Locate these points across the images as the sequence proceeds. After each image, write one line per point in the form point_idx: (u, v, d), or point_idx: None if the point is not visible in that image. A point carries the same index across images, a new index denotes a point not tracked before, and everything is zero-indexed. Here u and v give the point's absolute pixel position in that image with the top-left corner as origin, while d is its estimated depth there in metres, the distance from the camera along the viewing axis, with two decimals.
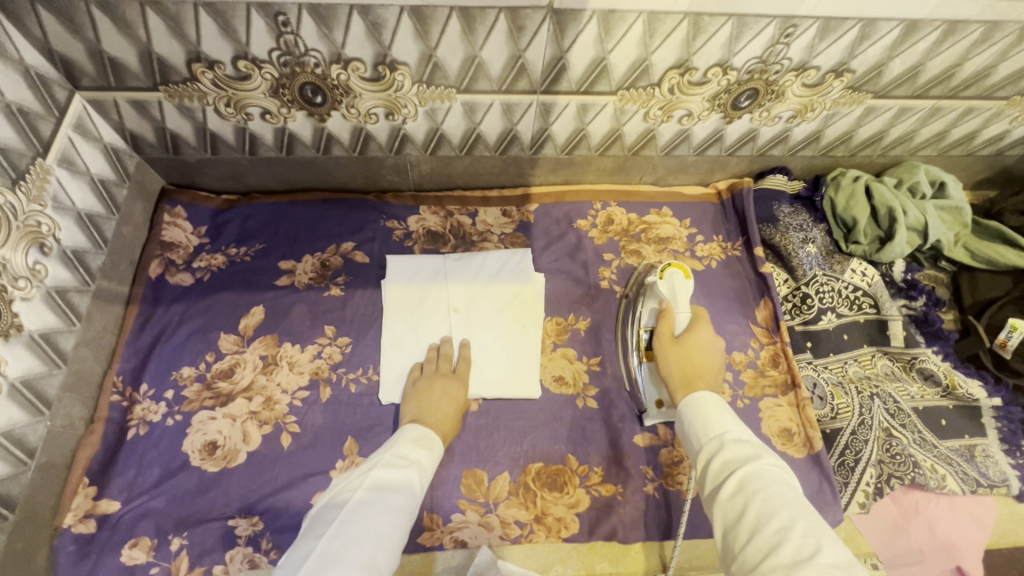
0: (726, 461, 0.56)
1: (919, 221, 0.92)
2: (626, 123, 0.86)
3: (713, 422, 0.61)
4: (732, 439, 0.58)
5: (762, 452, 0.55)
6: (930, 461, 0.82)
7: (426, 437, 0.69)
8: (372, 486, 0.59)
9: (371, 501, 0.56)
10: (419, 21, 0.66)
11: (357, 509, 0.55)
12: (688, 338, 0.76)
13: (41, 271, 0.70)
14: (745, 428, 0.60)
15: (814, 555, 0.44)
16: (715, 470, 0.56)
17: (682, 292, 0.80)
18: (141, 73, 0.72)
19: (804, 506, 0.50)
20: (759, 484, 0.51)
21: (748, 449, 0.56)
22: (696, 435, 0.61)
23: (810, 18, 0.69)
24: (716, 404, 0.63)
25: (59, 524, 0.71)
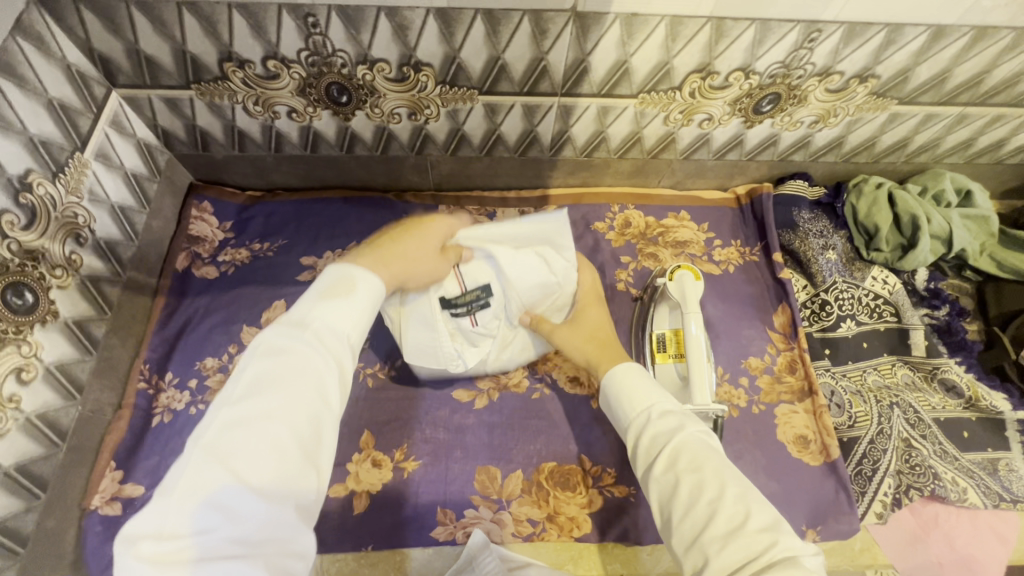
0: (656, 436, 0.60)
1: (944, 229, 0.90)
2: (646, 126, 0.87)
3: (637, 396, 0.65)
4: (661, 411, 0.62)
5: (686, 422, 0.59)
6: (951, 473, 0.80)
7: (337, 286, 0.49)
8: (259, 372, 0.43)
9: (260, 398, 0.41)
10: (445, 23, 0.68)
11: (241, 407, 0.41)
12: (581, 317, 0.81)
13: (76, 261, 0.72)
14: (666, 400, 0.64)
15: (745, 523, 0.48)
16: (646, 446, 0.60)
17: (692, 293, 0.79)
18: (175, 72, 0.74)
19: (729, 469, 0.54)
20: (688, 457, 0.56)
21: (674, 421, 0.60)
22: (627, 409, 0.65)
23: (834, 23, 0.69)
24: (638, 376, 0.67)
25: (86, 506, 0.73)
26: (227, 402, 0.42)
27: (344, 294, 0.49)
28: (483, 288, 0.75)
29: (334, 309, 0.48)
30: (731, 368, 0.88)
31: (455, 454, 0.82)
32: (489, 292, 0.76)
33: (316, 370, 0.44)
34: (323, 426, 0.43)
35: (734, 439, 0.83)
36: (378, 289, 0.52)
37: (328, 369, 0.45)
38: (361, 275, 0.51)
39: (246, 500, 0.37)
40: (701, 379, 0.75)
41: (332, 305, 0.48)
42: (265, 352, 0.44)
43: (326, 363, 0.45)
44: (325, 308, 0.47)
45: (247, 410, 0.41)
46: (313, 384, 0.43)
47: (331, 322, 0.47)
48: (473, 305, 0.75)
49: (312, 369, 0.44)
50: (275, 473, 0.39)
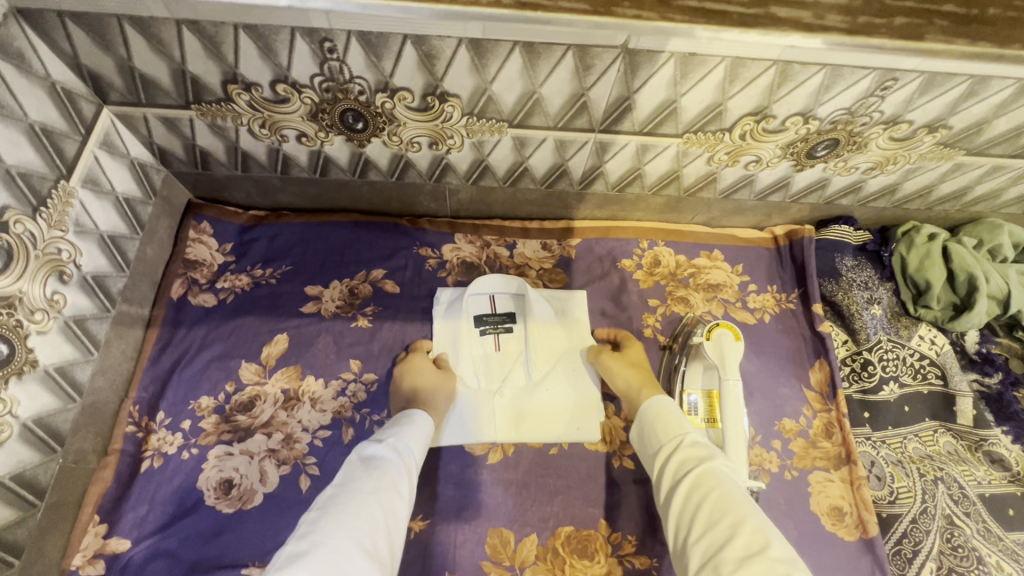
0: (684, 462, 0.58)
1: (1002, 290, 0.84)
2: (687, 165, 0.79)
3: (674, 426, 0.63)
4: (691, 441, 0.61)
5: (717, 454, 0.58)
6: (996, 557, 0.74)
7: (405, 416, 0.71)
8: (355, 477, 0.60)
9: (358, 489, 0.57)
10: (478, 54, 0.60)
11: (347, 496, 0.56)
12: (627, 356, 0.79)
13: (59, 301, 0.66)
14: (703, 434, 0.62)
15: (763, 549, 0.46)
16: (673, 470, 0.59)
17: (731, 353, 0.74)
18: (174, 92, 0.67)
19: (756, 507, 0.51)
20: (716, 482, 0.53)
21: (704, 453, 0.58)
22: (659, 436, 0.64)
23: (914, 72, 0.61)
24: (671, 407, 0.66)
25: (67, 565, 0.67)
26: (330, 497, 0.57)
27: (413, 421, 0.70)
28: (509, 315, 0.86)
29: (404, 433, 0.67)
30: (763, 429, 0.82)
31: (464, 514, 0.76)
32: (513, 319, 0.86)
33: (396, 478, 0.61)
34: (400, 511, 0.58)
35: (766, 510, 0.77)
36: (429, 425, 0.72)
37: (405, 485, 0.61)
38: (418, 411, 0.72)
39: (357, 562, 0.49)
40: (738, 451, 0.69)
41: (408, 429, 0.68)
42: (358, 462, 0.62)
43: (404, 477, 0.61)
44: (403, 428, 0.68)
45: (349, 497, 0.56)
46: (396, 488, 0.59)
47: (408, 442, 0.66)
48: (499, 326, 0.86)
49: (392, 474, 0.61)
50: (372, 547, 0.52)
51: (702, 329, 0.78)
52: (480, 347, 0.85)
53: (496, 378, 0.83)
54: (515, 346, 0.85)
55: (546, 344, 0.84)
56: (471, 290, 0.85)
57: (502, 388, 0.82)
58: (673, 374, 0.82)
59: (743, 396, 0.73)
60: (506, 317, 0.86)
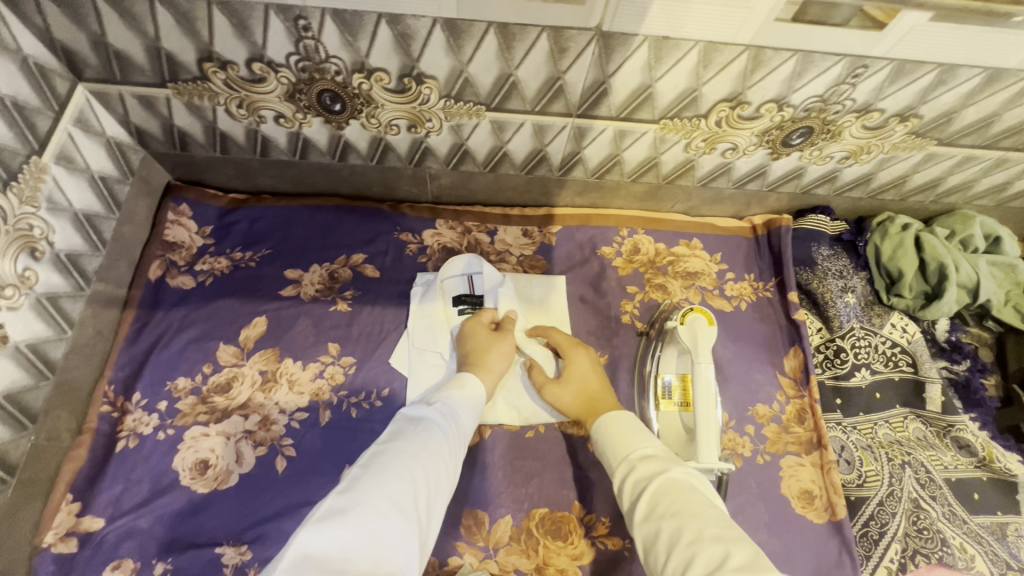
0: (637, 480, 0.59)
1: (972, 279, 0.86)
2: (664, 152, 0.80)
3: (621, 445, 0.65)
4: (642, 456, 0.62)
5: (669, 464, 0.60)
6: (960, 539, 0.76)
7: (458, 381, 0.73)
8: (400, 435, 0.62)
9: (401, 449, 0.59)
10: (453, 34, 0.60)
11: (392, 455, 0.58)
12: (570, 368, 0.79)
13: (30, 278, 0.66)
14: (652, 442, 0.64)
15: (724, 562, 0.46)
16: (629, 492, 0.60)
17: (703, 338, 0.75)
18: (149, 70, 0.67)
19: (714, 514, 0.52)
20: (669, 499, 0.55)
21: (656, 465, 0.60)
22: (611, 453, 0.65)
23: (883, 59, 0.62)
24: (621, 421, 0.68)
25: (39, 543, 0.67)
26: (374, 453, 0.59)
27: (464, 386, 0.72)
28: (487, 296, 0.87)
29: (452, 400, 0.70)
30: (737, 414, 0.83)
31: None
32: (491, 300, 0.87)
33: (441, 444, 0.63)
34: (440, 478, 0.60)
35: (738, 491, 0.78)
36: (480, 394, 0.73)
37: (449, 451, 0.64)
38: (469, 375, 0.74)
39: (392, 521, 0.51)
40: (709, 436, 0.70)
41: (456, 395, 0.70)
42: (404, 422, 0.65)
43: (448, 442, 0.64)
44: (452, 394, 0.71)
45: (391, 454, 0.59)
46: (440, 450, 0.62)
47: (453, 409, 0.68)
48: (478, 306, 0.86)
49: (438, 440, 0.63)
50: (412, 506, 0.54)
51: (677, 315, 0.79)
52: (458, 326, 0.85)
53: None
54: None
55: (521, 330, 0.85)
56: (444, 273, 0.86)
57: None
58: (649, 359, 0.83)
59: (715, 380, 0.73)
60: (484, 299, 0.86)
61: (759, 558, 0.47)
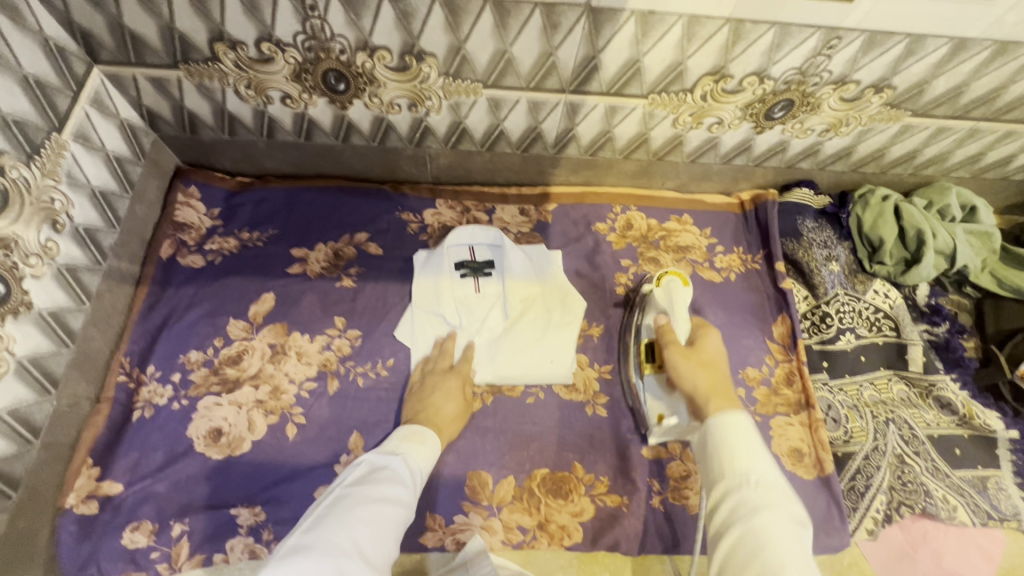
0: (742, 501, 0.52)
1: (949, 245, 0.89)
2: (654, 128, 0.84)
3: (737, 461, 0.55)
4: (756, 486, 0.53)
5: (781, 500, 0.51)
6: (942, 491, 0.80)
7: (416, 433, 0.72)
8: (364, 482, 0.63)
9: (362, 493, 0.60)
10: (451, 11, 0.64)
11: (352, 498, 0.60)
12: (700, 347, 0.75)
13: (52, 249, 0.69)
14: (773, 466, 0.55)
15: None
16: (727, 510, 0.53)
17: (681, 300, 0.81)
18: (162, 51, 0.70)
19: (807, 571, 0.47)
20: (758, 531, 0.49)
21: (770, 497, 0.52)
22: (721, 467, 0.56)
23: (856, 31, 0.66)
24: (750, 435, 0.57)
25: (61, 504, 0.70)
26: (336, 498, 0.60)
27: (423, 439, 0.71)
28: (488, 262, 0.89)
29: (416, 450, 0.69)
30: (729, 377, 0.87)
31: (445, 458, 0.80)
32: (492, 266, 0.89)
33: (399, 488, 0.63)
34: (400, 520, 0.60)
35: None
36: (439, 446, 0.73)
37: (408, 493, 0.64)
38: (431, 431, 0.73)
39: (351, 561, 0.52)
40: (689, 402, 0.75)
41: (417, 447, 0.70)
42: (367, 467, 0.65)
43: (408, 487, 0.64)
44: (413, 442, 0.70)
45: (353, 501, 0.59)
46: (399, 499, 0.62)
47: (420, 460, 0.69)
48: (479, 271, 0.88)
49: (396, 486, 0.63)
50: (368, 551, 0.55)
51: (652, 279, 0.85)
52: (459, 290, 0.87)
53: (474, 315, 0.87)
54: (494, 289, 0.88)
55: (520, 294, 0.88)
56: (448, 242, 0.89)
57: (481, 329, 0.86)
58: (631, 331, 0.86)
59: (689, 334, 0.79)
60: (485, 264, 0.89)
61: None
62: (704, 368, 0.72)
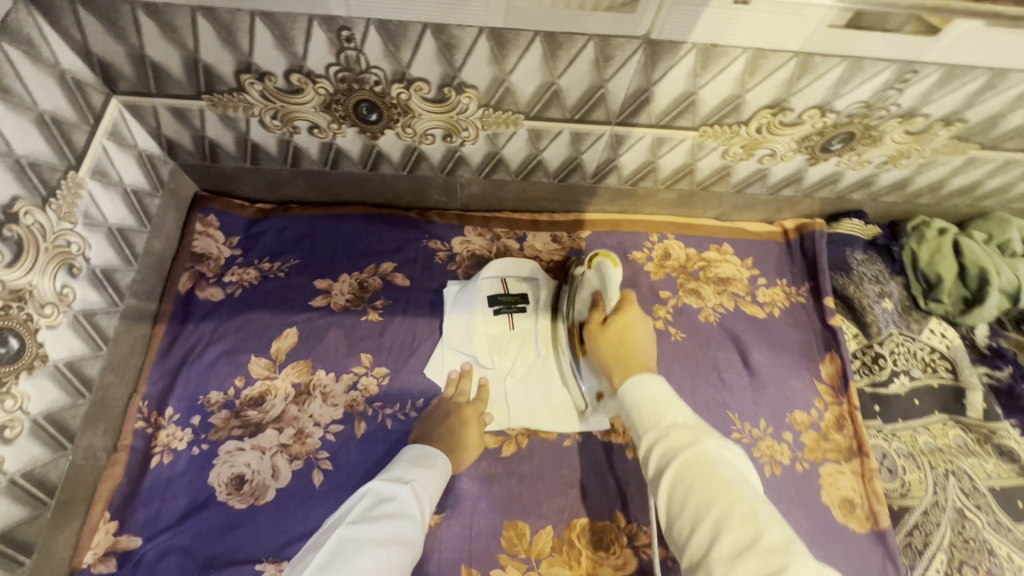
0: (666, 449, 0.48)
1: (1012, 283, 0.85)
2: (701, 159, 0.79)
3: (652, 405, 0.53)
4: (671, 422, 0.51)
5: (703, 436, 0.48)
6: (1006, 548, 0.75)
7: (426, 457, 0.70)
8: (366, 517, 0.57)
9: (369, 536, 0.55)
10: (497, 43, 0.59)
11: (358, 540, 0.54)
12: (619, 319, 0.69)
13: (68, 295, 0.64)
14: (684, 404, 0.53)
15: (755, 543, 0.40)
16: (654, 461, 0.49)
17: (615, 283, 0.74)
18: (185, 82, 0.66)
19: (753, 492, 0.44)
20: (704, 479, 0.44)
21: (688, 433, 0.49)
22: (635, 420, 0.53)
23: (934, 64, 0.61)
24: (657, 385, 0.55)
25: (78, 563, 0.66)
26: (341, 538, 0.54)
27: (434, 466, 0.69)
28: (523, 296, 0.85)
29: (425, 479, 0.66)
30: (776, 421, 0.82)
31: (479, 507, 0.76)
32: (527, 299, 0.85)
33: (407, 528, 0.58)
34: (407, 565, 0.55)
35: (780, 502, 0.77)
36: (448, 470, 0.71)
37: (417, 533, 0.59)
38: (440, 453, 0.71)
39: None
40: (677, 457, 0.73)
41: (428, 474, 0.67)
42: (372, 498, 0.61)
43: (416, 527, 0.60)
44: (422, 472, 0.67)
45: (357, 544, 0.54)
46: (406, 539, 0.57)
47: (427, 491, 0.65)
48: (513, 305, 0.85)
49: (405, 525, 0.58)
50: None
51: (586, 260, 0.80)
52: (492, 327, 0.83)
53: (508, 353, 0.83)
54: (529, 324, 0.84)
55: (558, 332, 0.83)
56: (483, 274, 0.84)
57: (514, 369, 0.82)
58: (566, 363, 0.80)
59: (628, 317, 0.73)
60: (520, 297, 0.85)
61: (795, 538, 0.40)
62: (617, 342, 0.68)
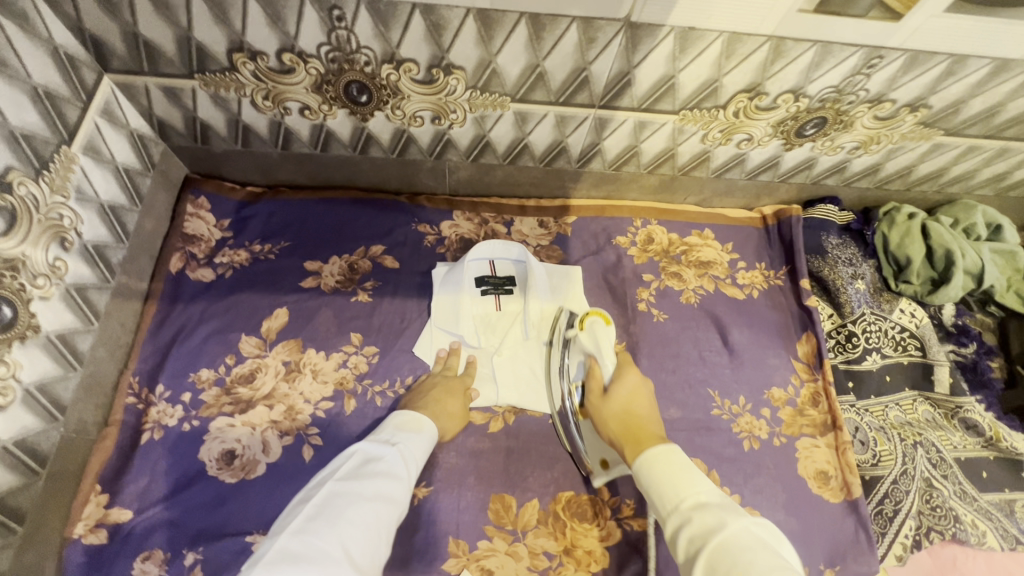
0: (693, 536, 0.52)
1: (977, 265, 0.89)
2: (682, 143, 0.82)
3: (671, 489, 0.57)
4: (692, 504, 0.55)
5: (725, 517, 0.51)
6: (971, 515, 0.79)
7: (412, 421, 0.72)
8: (355, 475, 0.62)
9: (356, 493, 0.60)
10: (484, 25, 0.62)
11: (344, 496, 0.59)
12: (618, 389, 0.74)
13: (60, 268, 0.65)
14: (705, 488, 0.56)
15: None
16: (683, 548, 0.52)
17: (604, 341, 0.78)
18: (178, 60, 0.67)
19: (783, 568, 0.46)
20: (731, 562, 0.47)
21: (712, 518, 0.52)
22: (659, 503, 0.57)
23: (898, 50, 0.65)
24: (675, 461, 0.59)
25: (68, 534, 0.67)
26: (329, 493, 0.60)
27: (420, 429, 0.71)
28: (511, 279, 0.88)
29: (410, 441, 0.69)
30: (754, 397, 0.85)
31: (468, 481, 0.77)
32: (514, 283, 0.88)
33: (392, 485, 0.63)
34: (389, 519, 0.60)
35: (757, 474, 0.80)
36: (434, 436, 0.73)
37: (401, 490, 0.64)
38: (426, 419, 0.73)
39: (344, 567, 0.52)
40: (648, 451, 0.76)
41: (414, 436, 0.70)
42: (361, 458, 0.65)
43: (401, 484, 0.64)
44: (409, 433, 0.70)
45: (343, 499, 0.59)
46: (390, 496, 0.62)
47: (413, 452, 0.68)
48: (501, 288, 0.88)
49: (389, 483, 0.63)
50: (360, 556, 0.54)
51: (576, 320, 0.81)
52: (480, 307, 0.87)
53: (495, 333, 0.86)
54: (515, 306, 0.87)
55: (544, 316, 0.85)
56: (469, 256, 0.86)
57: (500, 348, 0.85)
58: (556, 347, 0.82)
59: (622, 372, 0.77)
60: (506, 280, 0.89)
61: None
62: (620, 411, 0.71)
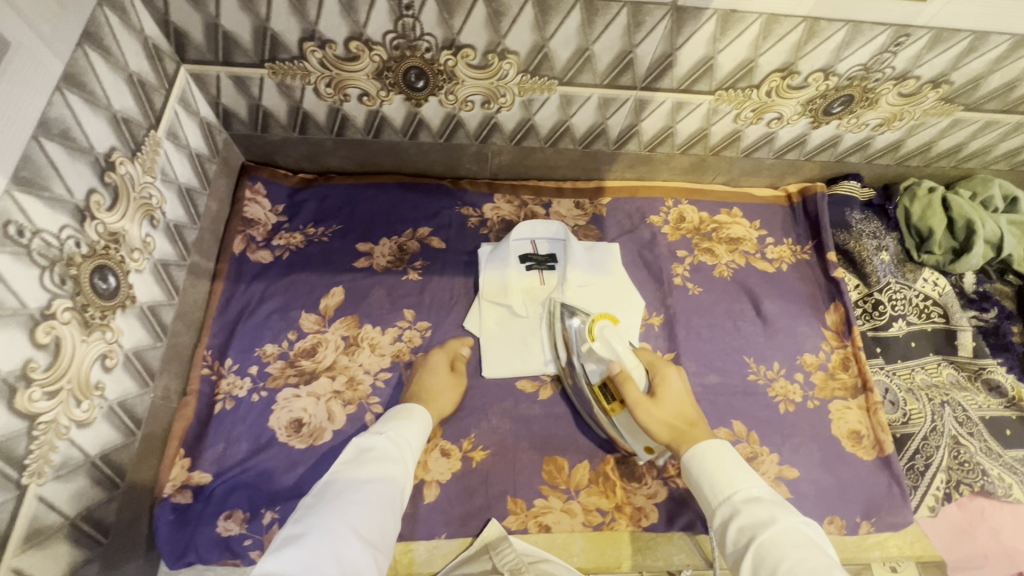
0: (742, 527, 0.56)
1: (996, 234, 0.94)
2: (715, 123, 0.87)
3: (721, 480, 0.61)
4: (743, 497, 0.59)
5: (777, 514, 0.55)
6: (997, 470, 0.83)
7: (402, 410, 0.72)
8: (355, 461, 0.63)
9: (355, 478, 0.61)
10: (541, 11, 0.66)
11: (343, 481, 0.60)
12: (663, 391, 0.75)
13: (151, 243, 0.70)
14: (755, 483, 0.60)
15: None
16: (732, 538, 0.57)
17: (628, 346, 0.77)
18: (252, 51, 0.72)
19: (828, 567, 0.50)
20: (776, 558, 0.52)
21: (763, 512, 0.56)
22: (709, 491, 0.62)
23: (924, 28, 0.70)
24: (729, 457, 0.63)
25: (159, 494, 0.72)
26: (327, 481, 0.61)
27: (411, 415, 0.71)
28: (552, 256, 0.91)
29: (404, 426, 0.69)
30: (788, 363, 0.90)
31: (521, 444, 0.82)
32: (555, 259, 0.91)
33: (392, 467, 0.64)
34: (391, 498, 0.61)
35: (794, 435, 0.84)
36: (424, 419, 0.73)
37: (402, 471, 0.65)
38: (415, 406, 0.73)
39: (351, 544, 0.53)
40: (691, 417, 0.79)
41: (405, 421, 0.70)
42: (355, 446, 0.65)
43: (400, 465, 0.65)
44: (400, 419, 0.70)
45: (345, 484, 0.60)
46: (390, 477, 0.63)
47: (410, 435, 0.68)
48: (543, 264, 0.90)
49: (389, 466, 0.64)
50: (368, 534, 0.56)
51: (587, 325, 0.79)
52: (525, 283, 0.89)
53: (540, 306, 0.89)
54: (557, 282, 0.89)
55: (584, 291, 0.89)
56: (512, 236, 0.90)
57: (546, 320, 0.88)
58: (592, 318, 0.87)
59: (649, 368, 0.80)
60: (549, 257, 0.91)
61: None
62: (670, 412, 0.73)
